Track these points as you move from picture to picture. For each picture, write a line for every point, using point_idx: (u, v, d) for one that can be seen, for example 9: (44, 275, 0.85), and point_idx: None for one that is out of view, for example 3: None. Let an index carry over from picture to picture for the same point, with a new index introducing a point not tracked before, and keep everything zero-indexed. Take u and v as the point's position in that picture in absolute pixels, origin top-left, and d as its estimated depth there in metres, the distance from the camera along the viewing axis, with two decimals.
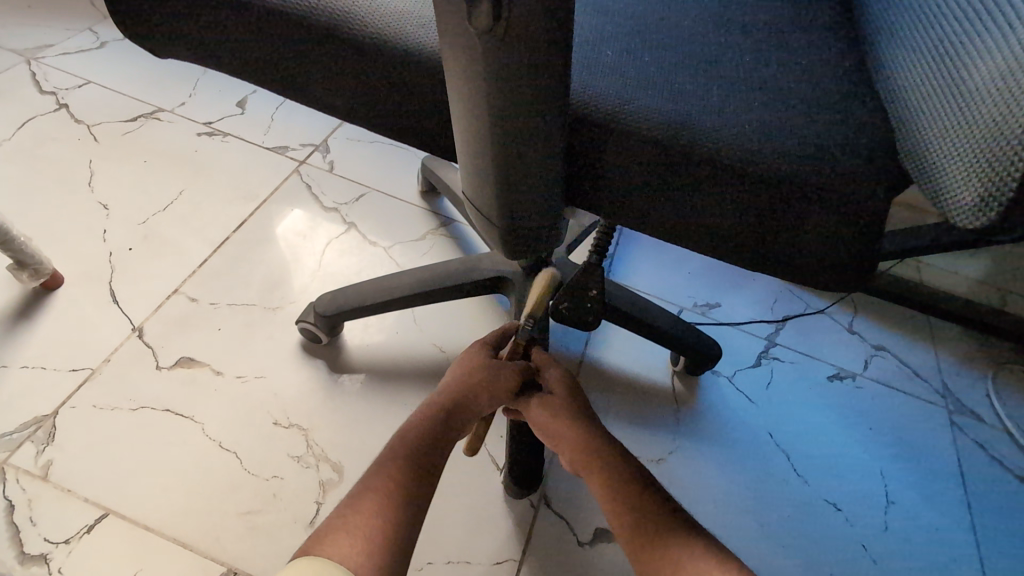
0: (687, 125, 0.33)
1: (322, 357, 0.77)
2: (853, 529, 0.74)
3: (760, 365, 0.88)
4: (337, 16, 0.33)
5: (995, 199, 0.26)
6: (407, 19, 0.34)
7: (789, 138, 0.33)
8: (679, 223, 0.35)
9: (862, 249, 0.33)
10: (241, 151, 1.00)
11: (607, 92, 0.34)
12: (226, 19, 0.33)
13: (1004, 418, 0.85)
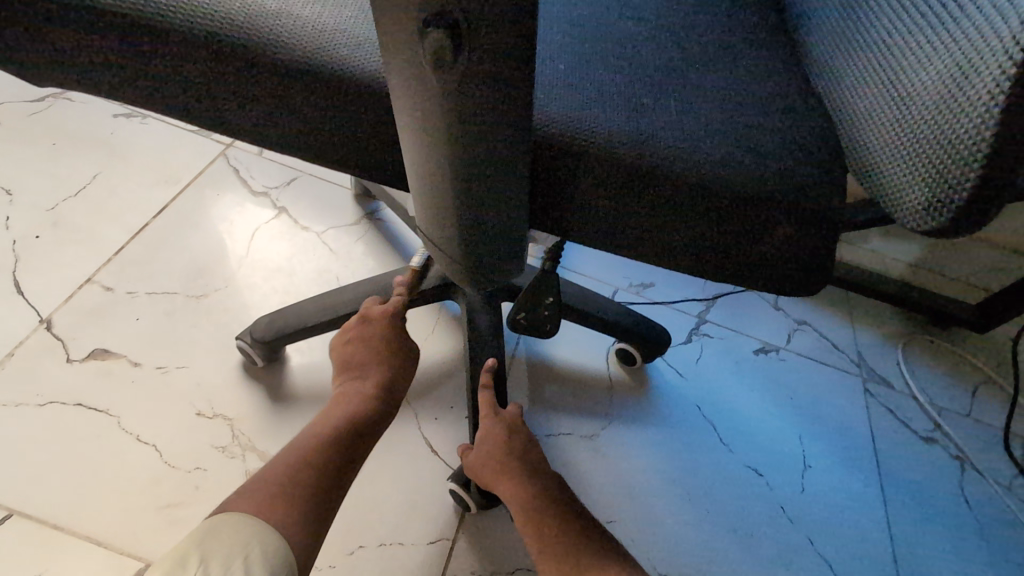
0: (627, 138, 0.34)
1: (264, 380, 0.72)
2: (772, 493, 0.78)
3: (690, 342, 0.91)
4: (281, 43, 0.33)
5: (944, 201, 0.27)
6: (343, 41, 0.35)
7: (668, 129, 0.35)
8: (651, 248, 0.36)
9: (808, 257, 0.34)
10: (164, 133, 0.96)
11: (572, 116, 0.34)
12: None
13: (911, 385, 0.91)
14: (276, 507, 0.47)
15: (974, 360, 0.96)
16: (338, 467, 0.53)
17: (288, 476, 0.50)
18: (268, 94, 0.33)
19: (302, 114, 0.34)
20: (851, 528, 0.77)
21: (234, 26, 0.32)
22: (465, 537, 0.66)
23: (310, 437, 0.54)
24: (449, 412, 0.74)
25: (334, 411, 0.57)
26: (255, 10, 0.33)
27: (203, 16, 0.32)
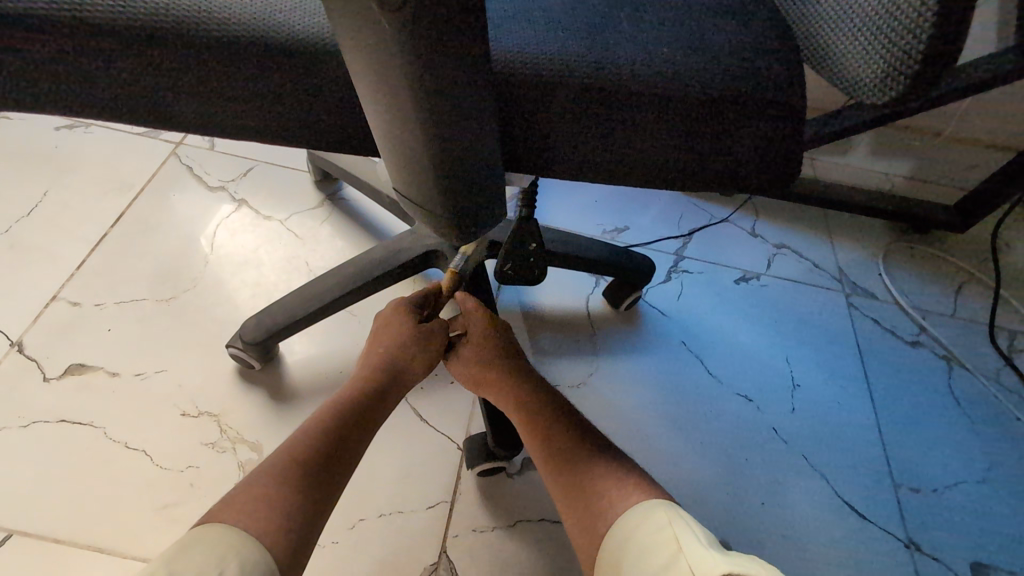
0: (577, 61, 0.31)
1: (262, 381, 0.72)
2: (765, 416, 0.79)
3: (670, 280, 0.90)
4: (225, 23, 0.32)
5: (899, 71, 0.26)
6: (281, 10, 0.34)
7: (583, 40, 0.32)
8: (619, 176, 0.33)
9: (773, 149, 0.32)
10: (110, 140, 0.93)
11: (548, 49, 0.31)
12: None
13: (894, 293, 0.91)
14: (257, 510, 0.44)
15: (955, 260, 0.95)
16: (328, 469, 0.49)
17: (275, 478, 0.47)
18: (166, 76, 0.33)
19: (207, 91, 0.33)
20: (845, 439, 0.78)
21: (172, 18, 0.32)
22: (465, 498, 0.67)
23: (300, 437, 0.51)
24: (435, 379, 0.74)
25: (326, 409, 0.54)
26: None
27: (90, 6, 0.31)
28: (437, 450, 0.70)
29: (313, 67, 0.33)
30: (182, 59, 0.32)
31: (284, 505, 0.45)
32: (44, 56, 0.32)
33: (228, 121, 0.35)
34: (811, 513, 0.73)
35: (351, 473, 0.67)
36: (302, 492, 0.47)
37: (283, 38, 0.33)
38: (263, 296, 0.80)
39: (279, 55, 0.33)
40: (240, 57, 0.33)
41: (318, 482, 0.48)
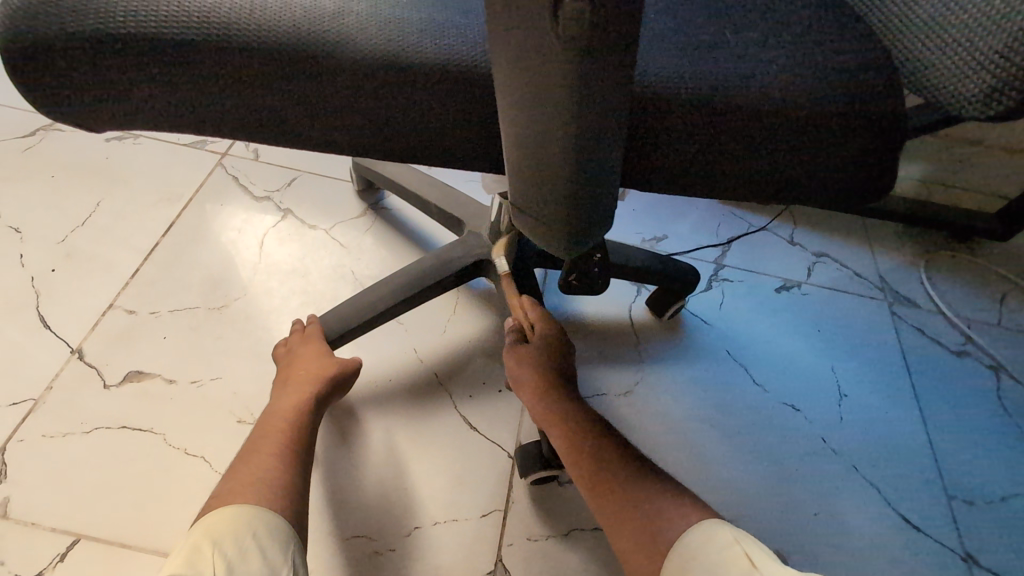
0: (682, 84, 0.31)
1: None
2: (812, 426, 0.79)
3: (711, 289, 0.90)
4: (355, 43, 0.30)
5: (1006, 90, 0.27)
6: (411, 27, 0.32)
7: (685, 60, 0.33)
8: (721, 186, 0.34)
9: (879, 159, 0.32)
10: (159, 151, 0.95)
11: (652, 70, 0.32)
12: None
13: (937, 301, 0.90)
14: (258, 492, 0.50)
15: (999, 269, 0.94)
16: (299, 456, 0.56)
17: (260, 468, 0.53)
18: (289, 96, 0.31)
19: (327, 110, 0.32)
20: (894, 449, 0.77)
21: (301, 38, 0.30)
22: (518, 506, 0.67)
23: (267, 438, 0.57)
24: (483, 387, 0.75)
25: (272, 418, 0.60)
26: (314, 11, 0.31)
27: (211, 20, 0.29)
28: (487, 458, 0.70)
29: (440, 85, 0.31)
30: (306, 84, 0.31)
31: (277, 485, 0.52)
32: (158, 72, 0.30)
33: (343, 143, 0.33)
34: (863, 524, 0.72)
35: (405, 480, 0.68)
36: (286, 474, 0.53)
37: (421, 59, 0.31)
38: (312, 304, 0.81)
39: (407, 73, 0.31)
40: (367, 75, 0.31)
41: (294, 464, 0.55)
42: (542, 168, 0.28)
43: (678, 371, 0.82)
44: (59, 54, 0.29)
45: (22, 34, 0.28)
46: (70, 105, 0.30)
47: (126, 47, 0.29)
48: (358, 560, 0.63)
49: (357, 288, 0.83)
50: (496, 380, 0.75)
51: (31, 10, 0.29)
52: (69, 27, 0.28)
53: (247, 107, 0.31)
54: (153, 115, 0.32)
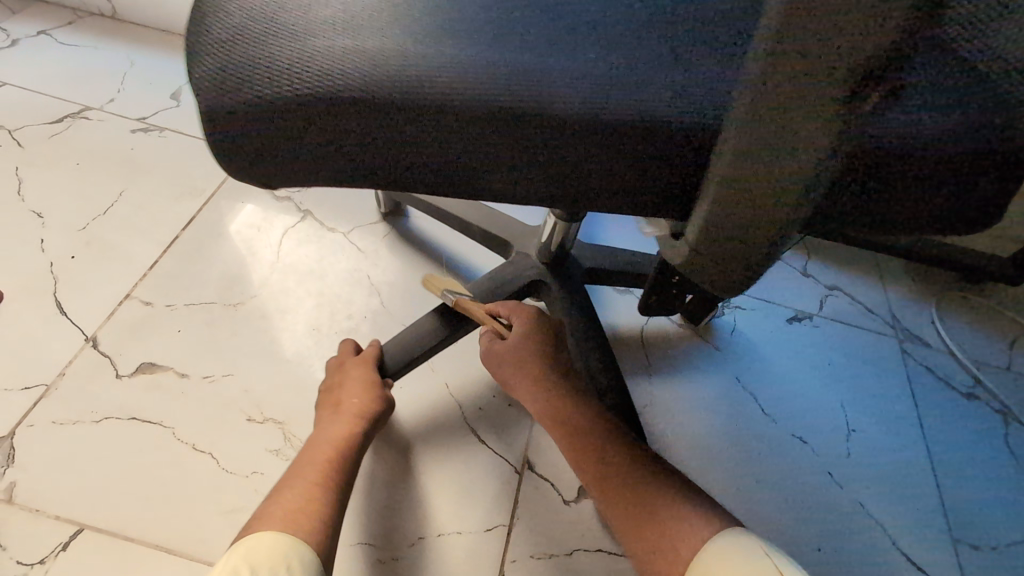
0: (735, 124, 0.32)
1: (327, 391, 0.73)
2: (818, 459, 0.79)
3: (723, 315, 0.91)
4: (519, 96, 0.33)
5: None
6: (551, 76, 0.33)
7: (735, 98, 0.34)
8: (886, 218, 0.34)
9: None
10: (184, 145, 0.96)
11: (703, 108, 0.33)
12: (267, 75, 0.33)
13: (947, 341, 0.91)
14: (301, 521, 0.50)
15: (1009, 313, 0.95)
16: (342, 487, 0.56)
17: (304, 496, 0.53)
18: (440, 144, 0.33)
19: (477, 157, 0.34)
20: (899, 489, 0.77)
21: (467, 95, 0.32)
22: (522, 523, 0.67)
23: (311, 464, 0.57)
24: (493, 400, 0.75)
25: (320, 444, 0.60)
26: (474, 70, 0.33)
27: (388, 85, 0.32)
28: (494, 471, 0.70)
29: (608, 136, 0.32)
30: (473, 134, 0.33)
31: (320, 516, 0.52)
32: (324, 127, 0.33)
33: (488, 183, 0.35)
34: (865, 562, 0.72)
35: (410, 489, 0.68)
36: (329, 506, 0.53)
37: (576, 104, 0.32)
38: (326, 307, 0.81)
39: (556, 124, 0.32)
40: (518, 127, 0.33)
41: (337, 494, 0.55)
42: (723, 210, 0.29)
43: (688, 395, 0.82)
44: (248, 118, 0.33)
45: (222, 105, 0.33)
46: (251, 158, 0.35)
47: (301, 109, 0.32)
48: (359, 566, 0.62)
49: (372, 292, 0.83)
50: (507, 394, 0.76)
51: (225, 83, 0.33)
52: (258, 96, 0.33)
53: (412, 154, 0.34)
54: (334, 168, 0.35)
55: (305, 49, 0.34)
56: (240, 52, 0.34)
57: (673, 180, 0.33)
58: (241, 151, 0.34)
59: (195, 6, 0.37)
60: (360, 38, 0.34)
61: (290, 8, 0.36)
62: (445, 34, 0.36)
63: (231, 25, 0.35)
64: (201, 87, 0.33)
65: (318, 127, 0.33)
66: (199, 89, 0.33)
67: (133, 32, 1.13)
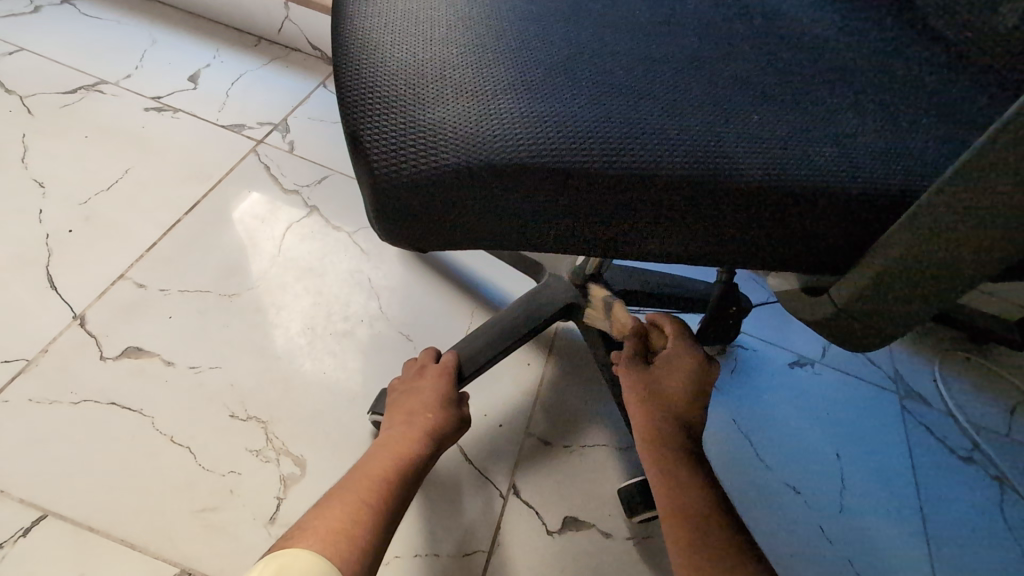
0: (825, 139, 0.26)
1: (315, 394, 0.71)
2: (810, 511, 0.77)
3: (727, 355, 0.89)
4: (713, 163, 0.25)
5: None
6: (736, 133, 0.26)
7: (819, 108, 0.28)
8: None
9: None
10: (196, 128, 0.95)
11: (786, 119, 0.27)
12: (402, 134, 0.25)
13: (949, 403, 0.89)
14: (341, 546, 0.46)
15: (1014, 379, 0.93)
16: (394, 510, 0.51)
17: (353, 518, 0.48)
18: (662, 225, 0.26)
19: (697, 241, 0.26)
20: (888, 550, 0.75)
21: (652, 157, 0.25)
22: (501, 551, 0.66)
23: (367, 479, 0.53)
24: (483, 420, 0.74)
25: (378, 456, 0.56)
26: (652, 124, 0.26)
27: (560, 146, 0.24)
28: (476, 494, 0.69)
29: (798, 199, 0.25)
30: (665, 207, 0.25)
31: (361, 544, 0.47)
32: (527, 204, 0.25)
33: (696, 261, 0.28)
34: None
35: None
36: (377, 532, 0.49)
37: (780, 178, 0.25)
38: (323, 307, 0.79)
39: (785, 202, 0.25)
40: (743, 200, 0.25)
41: (386, 519, 0.50)
42: (866, 281, 0.27)
43: None
44: (429, 194, 0.24)
45: (396, 176, 0.24)
46: (422, 237, 0.26)
47: (501, 183, 0.24)
48: None
49: (371, 296, 0.81)
50: (499, 415, 0.75)
51: (398, 146, 0.24)
52: (444, 162, 0.24)
53: (586, 234, 0.26)
54: (482, 243, 0.27)
55: (495, 104, 0.25)
56: (411, 103, 0.25)
57: (844, 240, 0.26)
58: (408, 227, 0.26)
59: (339, 40, 0.28)
60: (565, 91, 0.26)
61: (459, 45, 0.28)
62: (653, 79, 0.28)
63: (392, 66, 0.26)
64: (368, 151, 0.25)
65: (521, 207, 0.25)
66: (365, 155, 0.25)
67: (157, 10, 1.12)
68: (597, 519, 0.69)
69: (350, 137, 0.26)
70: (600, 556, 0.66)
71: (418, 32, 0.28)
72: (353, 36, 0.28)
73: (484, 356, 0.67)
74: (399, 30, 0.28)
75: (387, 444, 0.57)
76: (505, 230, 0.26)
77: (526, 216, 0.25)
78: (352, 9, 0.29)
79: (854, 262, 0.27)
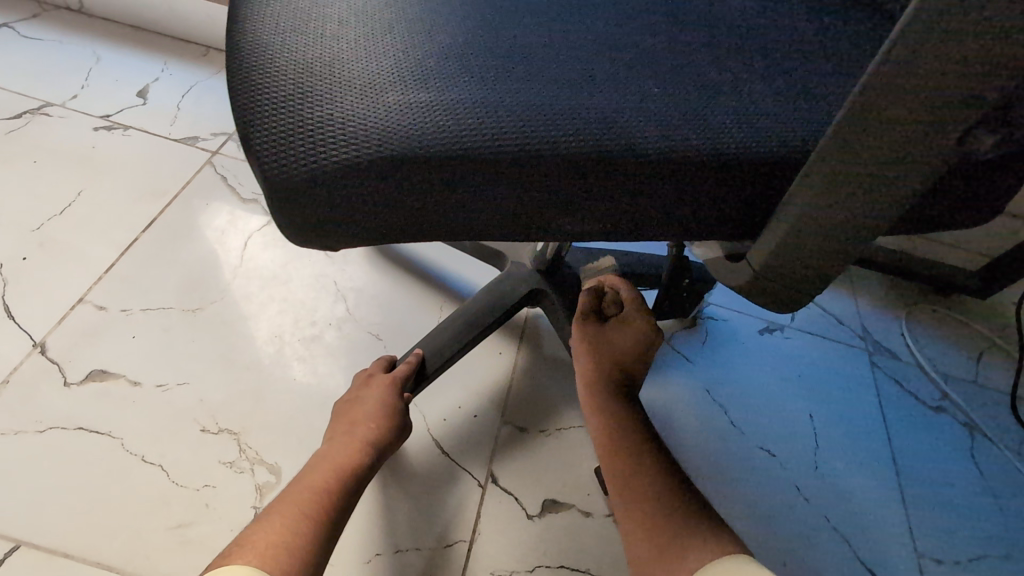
0: (724, 108, 0.27)
1: (287, 401, 0.71)
2: (786, 473, 0.78)
3: (698, 327, 0.90)
4: (609, 137, 0.25)
5: None
6: (633, 107, 0.26)
7: (721, 80, 0.28)
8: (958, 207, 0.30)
9: None
10: (147, 144, 0.94)
11: (687, 91, 0.27)
12: (292, 134, 0.24)
13: (918, 355, 0.91)
14: (281, 557, 0.46)
15: (979, 327, 0.95)
16: (336, 521, 0.51)
17: (291, 530, 0.48)
18: (566, 204, 0.26)
19: (603, 216, 0.26)
20: (863, 504, 0.77)
21: (546, 136, 0.25)
22: (483, 539, 0.66)
23: (307, 489, 0.52)
24: (457, 412, 0.74)
25: (319, 466, 0.55)
26: (547, 104, 0.26)
27: (452, 132, 0.24)
28: (456, 485, 0.69)
29: (697, 168, 0.25)
30: (564, 185, 0.25)
31: (301, 557, 0.46)
32: (425, 193, 0.25)
33: (611, 236, 0.28)
34: None
35: (371, 503, 0.67)
36: (317, 541, 0.48)
37: (676, 148, 0.25)
38: (290, 314, 0.79)
39: (684, 171, 0.25)
40: (644, 172, 0.25)
41: (325, 531, 0.50)
42: (777, 243, 0.27)
43: (657, 405, 0.82)
44: (325, 193, 0.24)
45: (289, 175, 0.24)
46: (328, 237, 0.26)
47: (395, 174, 0.24)
48: None
49: (337, 299, 0.81)
50: (473, 406, 0.75)
51: (289, 146, 0.24)
52: (336, 160, 0.24)
53: (491, 217, 0.26)
54: (391, 238, 0.26)
55: (387, 96, 0.25)
56: (300, 101, 0.25)
57: (745, 203, 0.27)
58: (311, 228, 0.25)
59: (232, 44, 0.28)
60: (460, 77, 0.26)
61: (353, 40, 0.27)
62: (552, 62, 0.28)
63: (283, 65, 0.26)
64: (261, 155, 0.25)
65: (420, 196, 0.25)
66: (258, 157, 0.25)
67: (100, 26, 1.10)
68: (576, 499, 0.70)
69: (245, 141, 0.25)
70: (581, 534, 0.67)
71: (310, 30, 0.28)
72: (244, 40, 0.28)
73: (451, 348, 0.68)
74: (291, 29, 0.28)
75: (328, 453, 0.57)
76: (410, 222, 0.26)
77: (429, 206, 0.25)
78: (244, 13, 0.29)
79: (763, 225, 0.28)
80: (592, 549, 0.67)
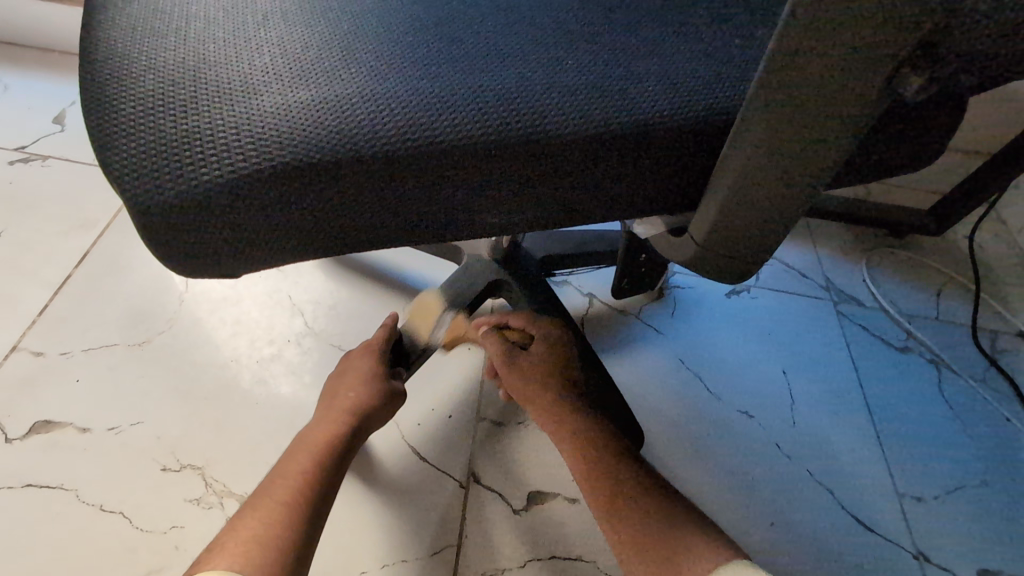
0: (643, 79, 0.25)
1: (251, 427, 0.68)
2: (765, 431, 0.79)
3: (666, 297, 0.90)
4: (516, 120, 0.23)
5: None
6: (540, 86, 0.24)
7: (640, 49, 0.27)
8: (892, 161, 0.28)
9: None
10: (72, 173, 0.88)
11: (601, 63, 0.26)
12: (159, 152, 0.22)
13: (881, 299, 0.92)
14: (257, 545, 0.44)
15: (935, 264, 0.97)
16: (315, 506, 0.48)
17: (265, 522, 0.45)
18: (478, 195, 0.24)
19: (521, 207, 0.25)
20: (842, 452, 0.78)
21: (446, 125, 0.23)
22: (470, 540, 0.65)
23: (281, 480, 0.50)
24: (431, 414, 0.73)
25: (300, 450, 0.53)
26: (446, 91, 0.24)
27: (341, 133, 0.22)
28: (437, 489, 0.68)
29: (615, 143, 0.24)
30: (473, 178, 0.23)
31: (279, 541, 0.44)
32: (320, 203, 0.22)
33: (537, 225, 0.26)
34: (821, 532, 0.72)
35: (351, 521, 0.65)
36: (298, 522, 0.46)
37: (590, 125, 0.24)
38: (245, 335, 0.75)
39: (601, 150, 0.24)
40: (557, 153, 0.23)
41: (307, 512, 0.47)
42: (717, 214, 0.26)
43: (633, 380, 0.81)
44: (204, 213, 0.22)
45: (159, 198, 0.21)
46: (219, 261, 0.23)
47: (281, 184, 0.22)
48: None
49: (294, 314, 0.78)
50: (446, 407, 0.73)
51: (157, 164, 0.22)
52: (212, 176, 0.21)
53: (400, 219, 0.24)
54: (295, 256, 0.24)
55: (266, 97, 0.23)
56: (166, 112, 0.22)
57: (677, 173, 0.25)
58: (196, 253, 0.23)
59: (88, 58, 0.25)
60: (348, 72, 0.24)
61: (225, 40, 0.25)
62: (449, 45, 0.26)
63: (147, 75, 0.23)
64: (126, 179, 0.22)
65: (314, 207, 0.22)
66: (123, 181, 0.22)
67: (4, 51, 1.02)
68: (560, 487, 0.69)
69: (108, 164, 0.23)
70: (569, 522, 0.67)
71: (175, 33, 0.25)
72: (101, 53, 0.25)
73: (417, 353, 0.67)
74: (153, 35, 0.25)
75: (311, 436, 0.55)
76: (310, 237, 0.23)
77: (331, 216, 0.23)
78: (101, 22, 0.26)
79: (700, 197, 0.26)
80: (582, 535, 0.66)
